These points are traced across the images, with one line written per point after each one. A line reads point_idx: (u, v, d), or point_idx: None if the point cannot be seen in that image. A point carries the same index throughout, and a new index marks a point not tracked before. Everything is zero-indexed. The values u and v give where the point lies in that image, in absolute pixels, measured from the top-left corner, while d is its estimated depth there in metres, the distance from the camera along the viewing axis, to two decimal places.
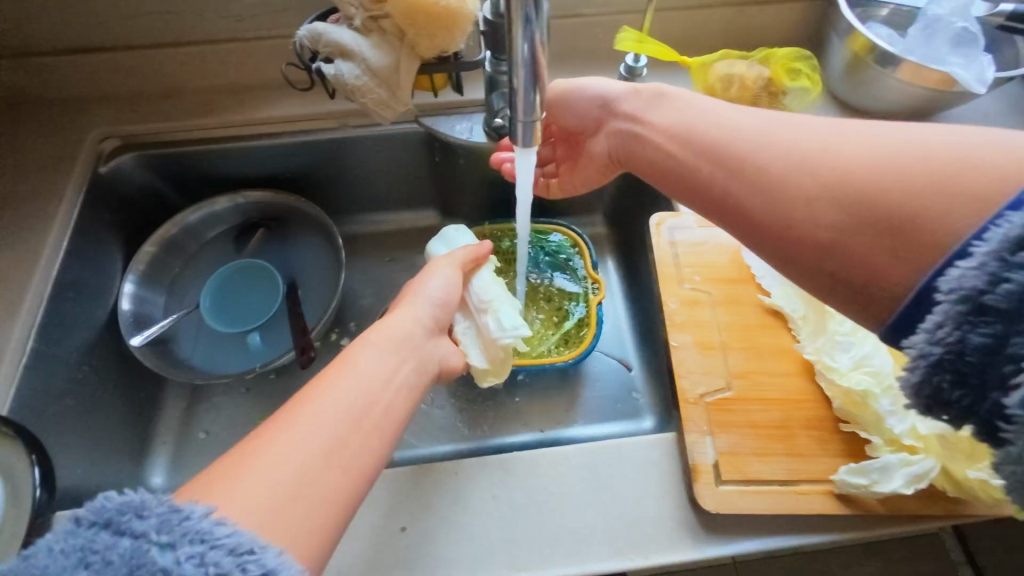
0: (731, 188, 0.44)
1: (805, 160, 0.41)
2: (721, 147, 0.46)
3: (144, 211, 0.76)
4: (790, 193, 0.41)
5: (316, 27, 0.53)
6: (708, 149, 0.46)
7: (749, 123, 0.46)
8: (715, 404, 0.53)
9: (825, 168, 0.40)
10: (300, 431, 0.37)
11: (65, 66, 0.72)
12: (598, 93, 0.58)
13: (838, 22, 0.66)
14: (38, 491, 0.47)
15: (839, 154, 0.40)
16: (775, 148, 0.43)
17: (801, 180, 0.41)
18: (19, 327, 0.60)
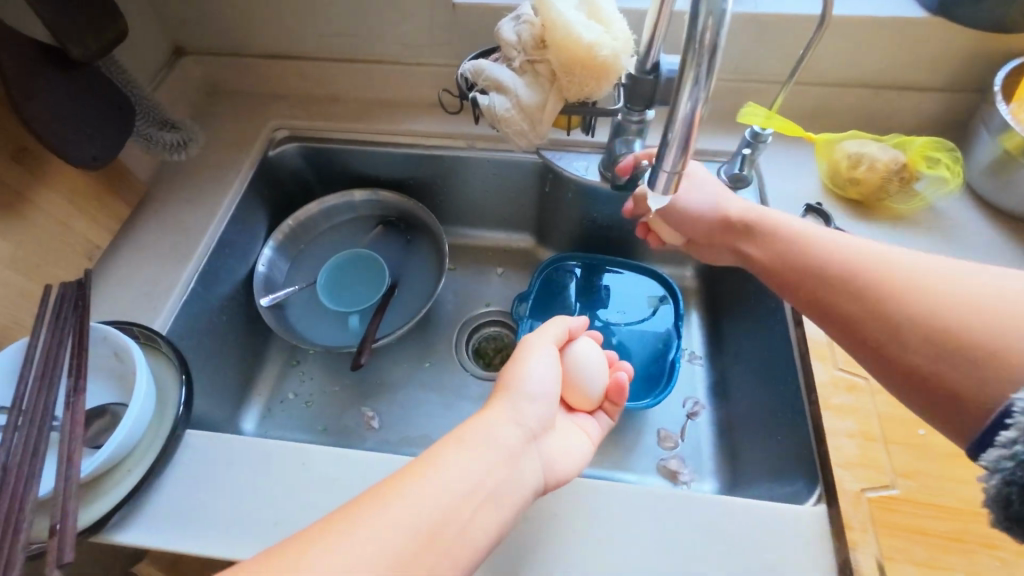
0: (832, 294, 0.49)
1: (886, 284, 0.46)
2: (820, 252, 0.52)
3: (291, 193, 0.89)
4: (877, 298, 0.45)
5: (480, 64, 0.61)
6: (809, 257, 0.52)
7: (848, 242, 0.51)
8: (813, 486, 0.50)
9: (925, 305, 0.42)
10: (419, 496, 0.39)
11: (264, 67, 0.86)
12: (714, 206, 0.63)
13: (989, 117, 0.64)
14: (180, 408, 0.56)
15: (940, 292, 0.42)
16: (860, 267, 0.48)
17: (889, 309, 0.44)
18: (186, 271, 0.71)
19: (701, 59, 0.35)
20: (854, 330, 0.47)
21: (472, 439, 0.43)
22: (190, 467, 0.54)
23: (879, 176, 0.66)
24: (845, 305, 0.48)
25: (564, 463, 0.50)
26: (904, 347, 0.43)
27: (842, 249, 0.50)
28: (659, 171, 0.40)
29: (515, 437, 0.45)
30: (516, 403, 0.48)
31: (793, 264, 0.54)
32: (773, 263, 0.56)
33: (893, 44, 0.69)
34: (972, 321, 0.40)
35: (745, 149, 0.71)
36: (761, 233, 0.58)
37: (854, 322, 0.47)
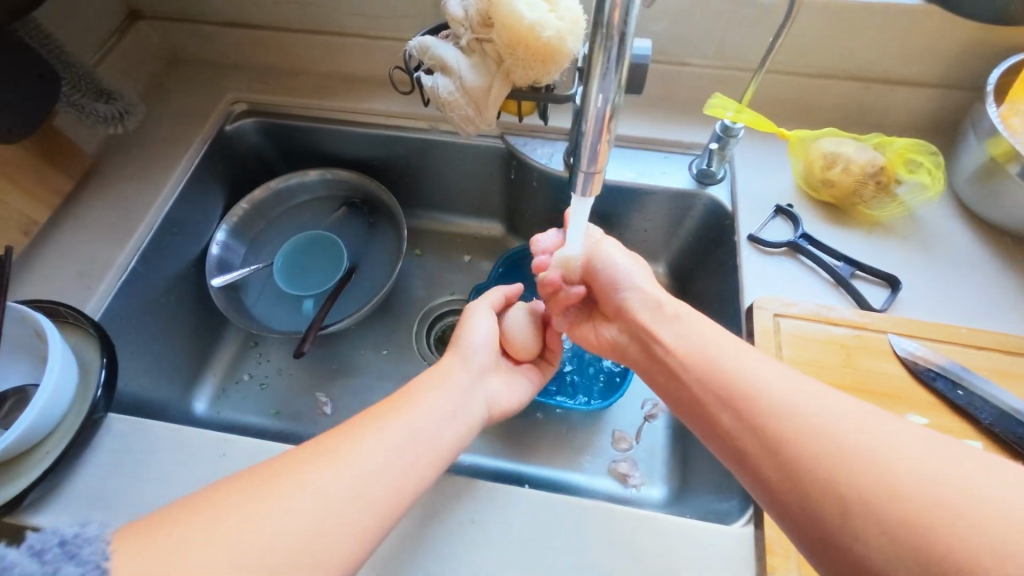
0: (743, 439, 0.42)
1: (795, 432, 0.39)
2: (735, 390, 0.44)
3: (250, 170, 0.86)
4: (790, 453, 0.38)
5: (425, 40, 0.57)
6: (723, 395, 0.44)
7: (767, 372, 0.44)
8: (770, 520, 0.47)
9: (852, 467, 0.35)
10: (373, 436, 0.45)
11: (222, 36, 0.83)
12: (618, 277, 0.60)
13: (979, 119, 0.59)
14: (99, 391, 0.55)
15: (869, 459, 0.35)
16: (771, 399, 0.41)
17: (802, 464, 0.37)
18: (127, 249, 0.70)
19: (609, 46, 0.33)
20: (771, 493, 0.39)
21: (431, 379, 0.53)
22: (111, 451, 0.54)
23: (853, 179, 0.62)
24: (756, 445, 0.41)
25: (507, 399, 0.59)
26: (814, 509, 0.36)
27: (755, 389, 0.43)
28: (579, 170, 0.39)
29: (464, 375, 0.55)
30: (460, 354, 0.57)
31: (696, 358, 0.48)
32: (680, 355, 0.50)
33: (883, 33, 0.63)
34: (889, 497, 0.33)
35: (715, 143, 0.67)
36: (665, 326, 0.53)
37: (766, 459, 0.40)
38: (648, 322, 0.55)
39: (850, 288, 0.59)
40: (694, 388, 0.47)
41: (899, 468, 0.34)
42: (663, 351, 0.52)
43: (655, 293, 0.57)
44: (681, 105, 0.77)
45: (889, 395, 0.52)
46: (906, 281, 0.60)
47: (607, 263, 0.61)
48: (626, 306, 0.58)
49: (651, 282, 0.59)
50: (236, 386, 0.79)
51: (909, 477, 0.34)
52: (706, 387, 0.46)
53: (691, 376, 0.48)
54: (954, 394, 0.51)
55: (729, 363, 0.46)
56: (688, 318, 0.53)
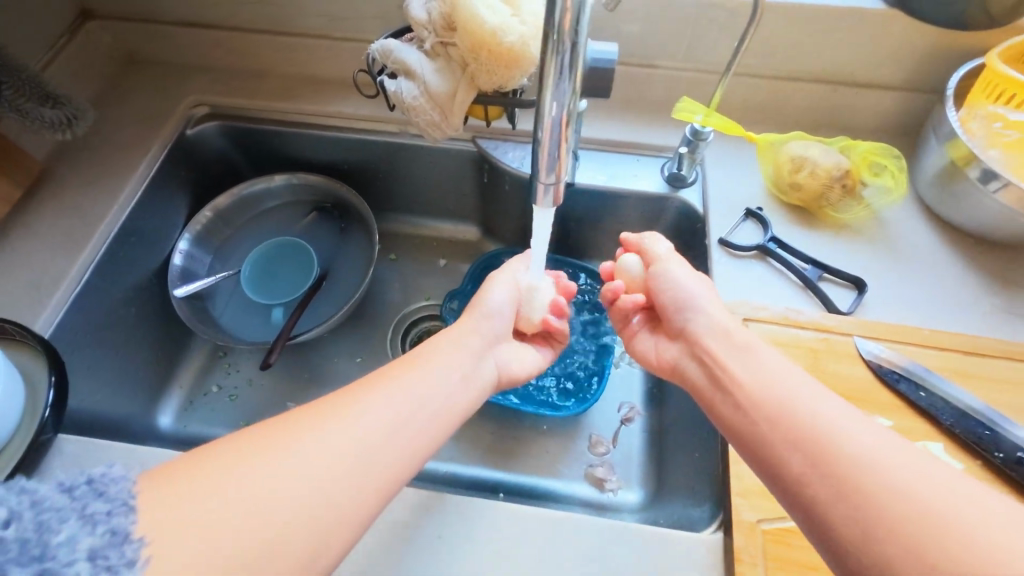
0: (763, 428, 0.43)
1: (867, 478, 0.36)
2: (764, 389, 0.45)
3: (214, 175, 0.83)
4: (859, 498, 0.36)
5: (388, 44, 0.55)
6: (749, 390, 0.46)
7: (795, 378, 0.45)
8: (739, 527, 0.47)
9: (916, 517, 0.34)
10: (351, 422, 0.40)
11: (181, 37, 0.80)
12: (686, 301, 0.55)
13: (939, 123, 0.60)
14: (48, 411, 0.52)
15: (925, 505, 0.34)
16: (839, 439, 0.39)
17: (820, 458, 0.39)
18: (81, 260, 0.67)
19: (561, 51, 0.32)
20: (779, 482, 0.41)
21: (443, 346, 0.51)
22: (62, 475, 0.52)
23: (820, 183, 0.62)
24: (775, 436, 0.42)
25: (517, 368, 0.59)
26: (825, 501, 0.37)
27: (780, 390, 0.44)
28: (539, 180, 0.38)
29: (476, 345, 0.54)
30: (478, 319, 0.56)
31: (765, 390, 0.45)
32: (748, 385, 0.46)
33: (847, 36, 0.64)
34: (965, 551, 0.32)
35: (685, 147, 0.67)
36: (734, 356, 0.49)
37: (783, 451, 0.41)
38: (713, 351, 0.51)
39: (817, 291, 0.60)
40: (760, 421, 0.43)
41: (911, 481, 0.36)
42: (730, 381, 0.48)
43: (722, 318, 0.53)
44: (652, 107, 0.76)
45: (854, 398, 0.53)
46: (871, 283, 0.61)
47: (670, 283, 0.56)
48: (690, 328, 0.54)
49: (718, 305, 0.55)
50: (202, 400, 0.77)
51: (922, 486, 0.35)
52: (773, 422, 0.43)
53: (757, 409, 0.44)
54: (917, 395, 0.52)
55: (763, 362, 0.47)
56: (756, 345, 0.49)
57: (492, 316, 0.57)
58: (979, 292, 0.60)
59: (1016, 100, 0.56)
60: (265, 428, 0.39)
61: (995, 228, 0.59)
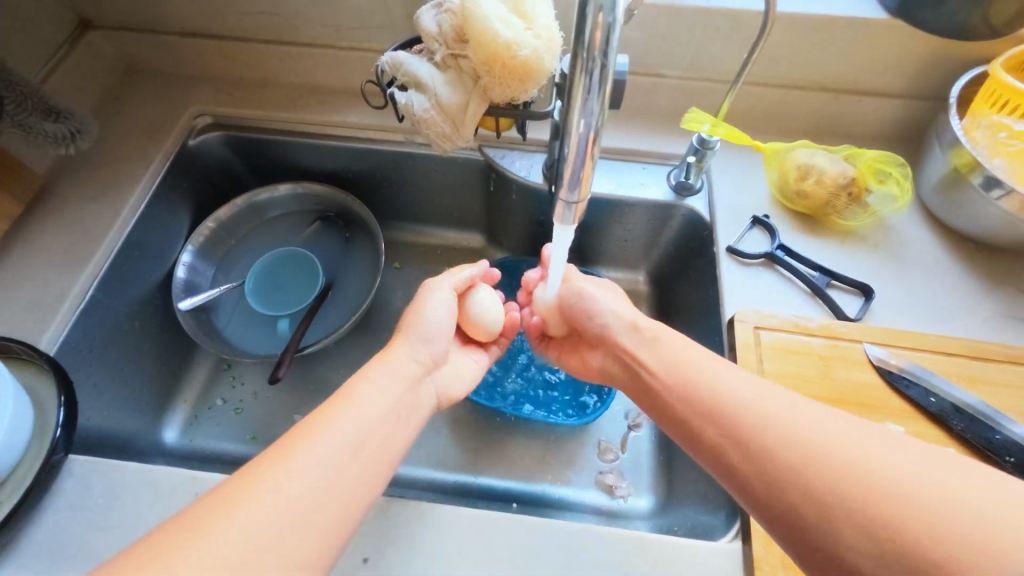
0: (744, 457, 0.41)
1: (798, 455, 0.38)
2: (721, 411, 0.43)
3: (218, 185, 0.82)
4: (798, 479, 0.37)
5: (398, 56, 0.55)
6: (713, 416, 0.44)
7: (744, 386, 0.44)
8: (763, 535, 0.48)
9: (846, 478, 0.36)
10: None
11: (182, 46, 0.79)
12: (598, 311, 0.59)
13: (943, 131, 0.61)
14: (58, 431, 0.51)
15: (856, 462, 0.36)
16: (763, 421, 0.41)
17: (811, 478, 0.37)
18: (85, 275, 0.66)
19: (590, 71, 0.32)
20: (763, 495, 0.39)
21: (377, 373, 0.49)
22: (72, 496, 0.51)
23: (826, 191, 0.63)
24: (746, 443, 0.41)
25: (455, 387, 0.59)
26: (833, 526, 0.35)
27: (741, 405, 0.43)
28: (562, 199, 0.39)
29: (411, 369, 0.52)
30: (415, 342, 0.54)
31: (685, 386, 0.47)
32: (666, 380, 0.49)
33: (852, 45, 0.64)
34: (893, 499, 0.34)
35: (692, 156, 0.67)
36: (647, 353, 0.53)
37: (770, 480, 0.39)
38: (628, 355, 0.55)
39: (826, 298, 0.60)
40: (687, 420, 0.46)
41: (836, 444, 0.38)
42: (647, 380, 0.52)
43: (637, 322, 0.57)
44: (658, 115, 0.77)
45: (866, 405, 0.53)
46: (879, 289, 0.61)
47: (578, 294, 0.61)
48: (607, 331, 0.58)
49: (625, 308, 0.59)
50: (208, 413, 0.76)
51: (854, 445, 0.37)
52: (699, 421, 0.45)
53: (680, 406, 0.47)
54: (927, 401, 0.53)
55: (708, 380, 0.46)
56: (671, 342, 0.52)
57: (420, 345, 0.55)
58: (983, 297, 0.61)
59: (1019, 109, 0.56)
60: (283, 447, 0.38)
61: (999, 234, 0.60)
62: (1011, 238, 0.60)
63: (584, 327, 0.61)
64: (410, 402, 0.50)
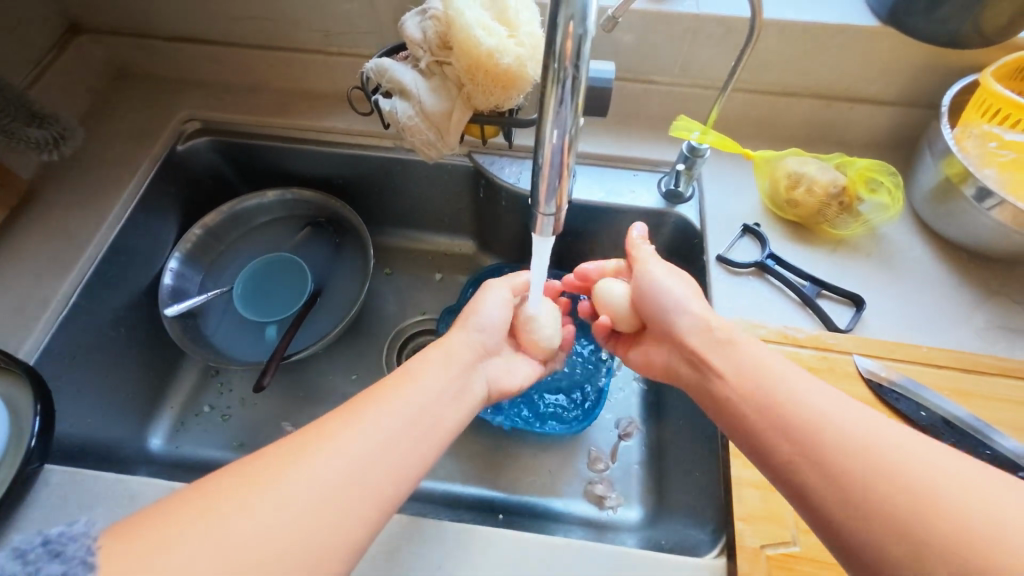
0: (809, 477, 0.39)
1: (863, 465, 0.37)
2: (788, 420, 0.42)
3: (206, 190, 0.82)
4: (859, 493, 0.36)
5: (383, 63, 0.54)
6: (778, 425, 0.42)
7: (817, 396, 0.42)
8: (747, 551, 0.47)
9: (913, 500, 0.34)
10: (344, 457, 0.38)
11: (171, 51, 0.78)
12: (671, 304, 0.56)
13: (934, 140, 0.60)
14: (33, 440, 0.51)
15: (927, 486, 0.35)
16: (830, 428, 0.40)
17: (878, 495, 0.36)
18: (69, 280, 0.66)
19: (562, 82, 0.31)
20: (818, 502, 0.38)
21: (436, 356, 0.50)
22: (45, 507, 0.50)
23: (817, 200, 0.62)
24: (806, 446, 0.40)
25: (508, 380, 0.58)
26: (903, 554, 0.34)
27: (811, 416, 0.41)
28: (538, 211, 0.38)
29: (467, 356, 0.53)
30: (471, 329, 0.56)
31: (755, 388, 0.45)
32: (737, 382, 0.47)
33: (843, 52, 0.64)
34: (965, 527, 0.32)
35: (682, 163, 0.67)
36: (721, 353, 0.50)
37: (829, 487, 0.38)
38: (700, 354, 0.52)
39: (815, 308, 0.60)
40: (751, 419, 0.44)
41: (906, 459, 0.36)
42: (717, 382, 0.49)
43: (710, 319, 0.53)
44: (648, 121, 0.76)
45: None
46: (870, 300, 0.61)
47: (650, 287, 0.58)
48: (677, 332, 0.55)
49: (704, 304, 0.56)
50: (194, 420, 0.75)
51: (927, 462, 0.36)
52: (763, 418, 0.43)
53: (748, 406, 0.45)
54: (917, 414, 0.52)
55: (781, 389, 0.44)
56: (746, 343, 0.49)
57: (474, 336, 0.56)
58: (975, 308, 0.60)
59: (1010, 119, 0.56)
60: (252, 461, 0.37)
61: (991, 244, 0.60)
62: (1002, 249, 0.59)
63: (655, 322, 0.58)
64: (466, 397, 0.50)
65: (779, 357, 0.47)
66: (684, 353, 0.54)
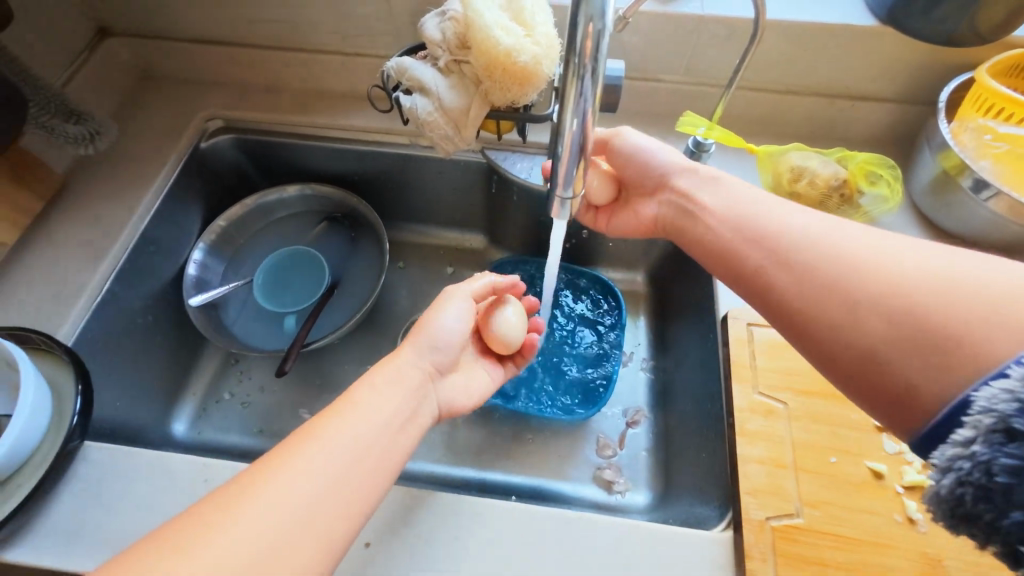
0: (794, 292, 0.43)
1: (824, 263, 0.42)
2: (763, 238, 0.47)
3: (228, 186, 0.85)
4: (818, 284, 0.41)
5: (403, 61, 0.57)
6: (752, 246, 0.47)
7: (790, 216, 0.47)
8: (753, 523, 0.49)
9: (868, 281, 0.39)
10: None
11: (195, 52, 0.82)
12: (656, 161, 0.59)
13: (932, 135, 0.63)
14: (74, 418, 0.54)
15: (884, 271, 0.39)
16: (798, 240, 0.44)
17: (835, 284, 0.40)
18: (102, 270, 0.69)
19: (582, 75, 0.34)
20: (781, 302, 0.44)
21: (381, 380, 0.47)
22: (85, 481, 0.53)
23: (819, 192, 0.65)
24: (774, 256, 0.45)
25: (461, 399, 0.56)
26: (853, 323, 0.39)
27: (782, 234, 0.45)
28: (557, 195, 0.41)
29: (416, 376, 0.50)
30: (421, 349, 0.52)
31: (735, 220, 0.49)
32: (722, 213, 0.51)
33: (844, 51, 0.66)
34: (910, 296, 0.37)
35: (688, 158, 0.68)
36: (705, 190, 0.54)
37: (791, 285, 0.43)
38: (687, 195, 0.56)
39: None
40: (727, 244, 0.49)
41: (866, 255, 0.40)
42: (702, 216, 0.53)
43: (694, 166, 0.57)
44: (655, 118, 0.79)
45: None
46: None
47: (631, 147, 0.60)
48: (665, 178, 0.58)
49: (685, 156, 0.59)
50: (216, 406, 0.78)
51: (886, 253, 0.40)
52: (739, 241, 0.48)
53: (725, 234, 0.50)
54: None
55: (759, 217, 0.48)
56: (729, 182, 0.53)
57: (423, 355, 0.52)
58: None
59: (1005, 113, 0.58)
60: None
61: (987, 235, 0.62)
62: (998, 239, 0.61)
63: (641, 183, 0.62)
64: (413, 422, 0.47)
65: (759, 192, 0.51)
66: (669, 202, 0.58)
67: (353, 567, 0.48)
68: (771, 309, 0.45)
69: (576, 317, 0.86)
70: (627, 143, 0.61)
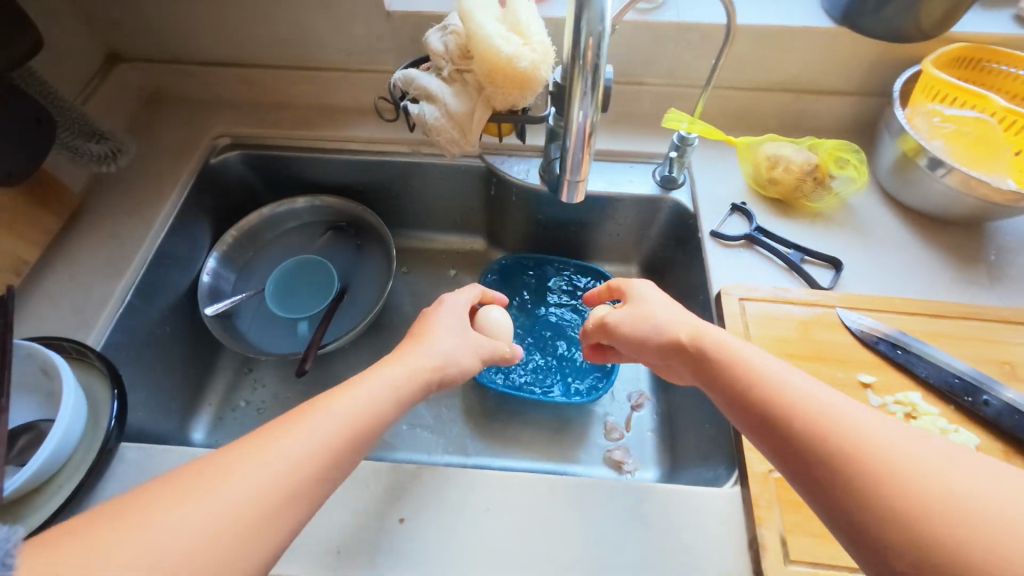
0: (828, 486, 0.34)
1: (865, 462, 0.34)
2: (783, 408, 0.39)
3: (237, 200, 0.88)
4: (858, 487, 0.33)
5: (409, 72, 0.62)
6: (773, 414, 0.39)
7: (806, 384, 0.39)
8: (758, 476, 0.53)
9: (913, 500, 0.31)
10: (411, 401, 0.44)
11: (203, 74, 0.86)
12: (660, 335, 0.52)
13: (890, 121, 0.70)
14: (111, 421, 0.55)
15: (929, 484, 0.31)
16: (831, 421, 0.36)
17: (879, 494, 0.32)
18: (123, 282, 0.71)
19: (585, 75, 0.40)
20: (819, 494, 0.35)
21: None
22: (124, 478, 0.55)
23: (794, 177, 0.71)
24: (805, 442, 0.36)
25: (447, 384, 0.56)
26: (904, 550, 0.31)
27: (807, 405, 0.38)
28: (566, 180, 0.48)
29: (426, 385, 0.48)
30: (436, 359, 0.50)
31: (752, 390, 0.41)
32: (733, 394, 0.43)
33: (808, 50, 0.73)
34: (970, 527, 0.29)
35: (674, 152, 0.75)
36: (715, 370, 0.45)
37: (831, 481, 0.34)
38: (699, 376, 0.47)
39: (801, 271, 0.67)
40: (747, 409, 0.41)
41: (911, 459, 0.33)
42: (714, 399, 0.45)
43: (705, 330, 0.49)
44: (641, 119, 0.85)
45: (843, 359, 0.60)
46: (848, 262, 0.69)
47: (634, 322, 0.54)
48: (666, 356, 0.51)
49: (689, 318, 0.52)
50: (234, 413, 0.80)
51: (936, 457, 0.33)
52: (759, 411, 0.40)
53: (743, 400, 0.41)
54: (895, 353, 0.59)
55: (778, 381, 0.40)
56: (740, 346, 0.45)
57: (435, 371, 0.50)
58: (939, 265, 0.68)
59: (950, 98, 0.65)
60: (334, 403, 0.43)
61: (946, 208, 0.68)
62: (956, 212, 0.68)
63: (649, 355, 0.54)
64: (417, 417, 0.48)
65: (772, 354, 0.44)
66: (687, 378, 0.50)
67: (389, 542, 0.51)
68: (806, 490, 0.36)
69: (578, 309, 0.90)
70: (632, 314, 0.55)
